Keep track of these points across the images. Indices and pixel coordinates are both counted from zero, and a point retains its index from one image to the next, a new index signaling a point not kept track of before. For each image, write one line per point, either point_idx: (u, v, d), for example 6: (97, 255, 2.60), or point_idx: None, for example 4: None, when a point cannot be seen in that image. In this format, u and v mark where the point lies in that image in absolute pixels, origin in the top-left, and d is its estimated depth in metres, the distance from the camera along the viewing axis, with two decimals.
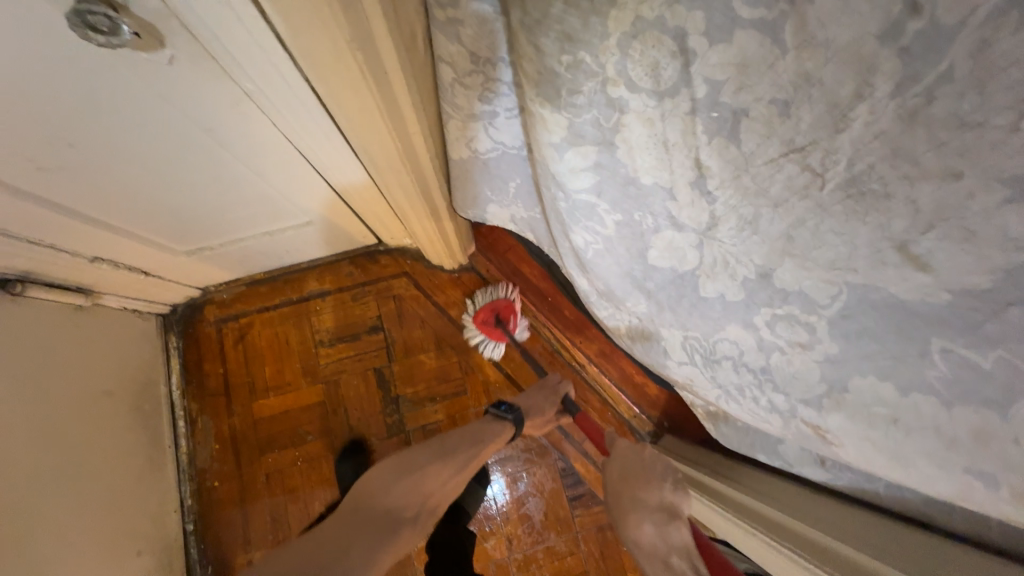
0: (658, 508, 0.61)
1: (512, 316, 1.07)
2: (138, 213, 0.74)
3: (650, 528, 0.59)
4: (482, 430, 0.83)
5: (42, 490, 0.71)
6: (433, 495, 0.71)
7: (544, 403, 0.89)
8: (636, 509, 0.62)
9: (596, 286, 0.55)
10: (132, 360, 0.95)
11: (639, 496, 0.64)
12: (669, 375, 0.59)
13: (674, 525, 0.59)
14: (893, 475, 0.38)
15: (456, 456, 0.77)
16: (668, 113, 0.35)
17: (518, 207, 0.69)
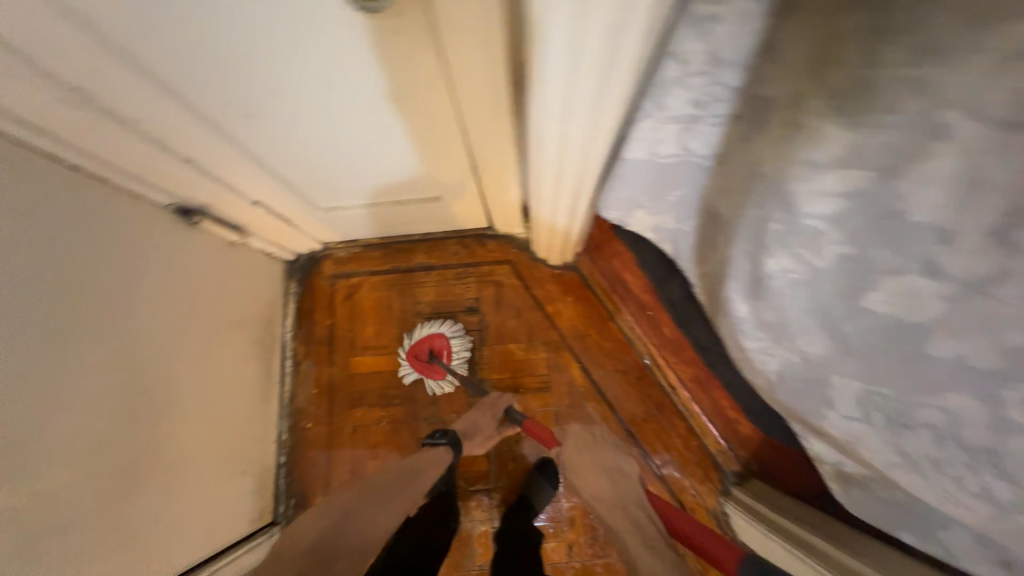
0: (617, 482, 0.81)
1: (446, 352, 1.06)
2: (302, 167, 0.80)
3: (608, 487, 0.81)
4: (416, 471, 0.87)
5: (179, 402, 0.80)
6: (369, 528, 0.72)
7: (480, 420, 0.96)
8: (597, 470, 0.86)
9: (760, 315, 0.52)
10: (261, 297, 1.05)
11: (597, 455, 0.90)
12: (819, 425, 0.55)
13: (630, 489, 0.79)
14: None
15: (391, 494, 0.80)
16: (1016, 147, 0.28)
17: (668, 217, 0.67)
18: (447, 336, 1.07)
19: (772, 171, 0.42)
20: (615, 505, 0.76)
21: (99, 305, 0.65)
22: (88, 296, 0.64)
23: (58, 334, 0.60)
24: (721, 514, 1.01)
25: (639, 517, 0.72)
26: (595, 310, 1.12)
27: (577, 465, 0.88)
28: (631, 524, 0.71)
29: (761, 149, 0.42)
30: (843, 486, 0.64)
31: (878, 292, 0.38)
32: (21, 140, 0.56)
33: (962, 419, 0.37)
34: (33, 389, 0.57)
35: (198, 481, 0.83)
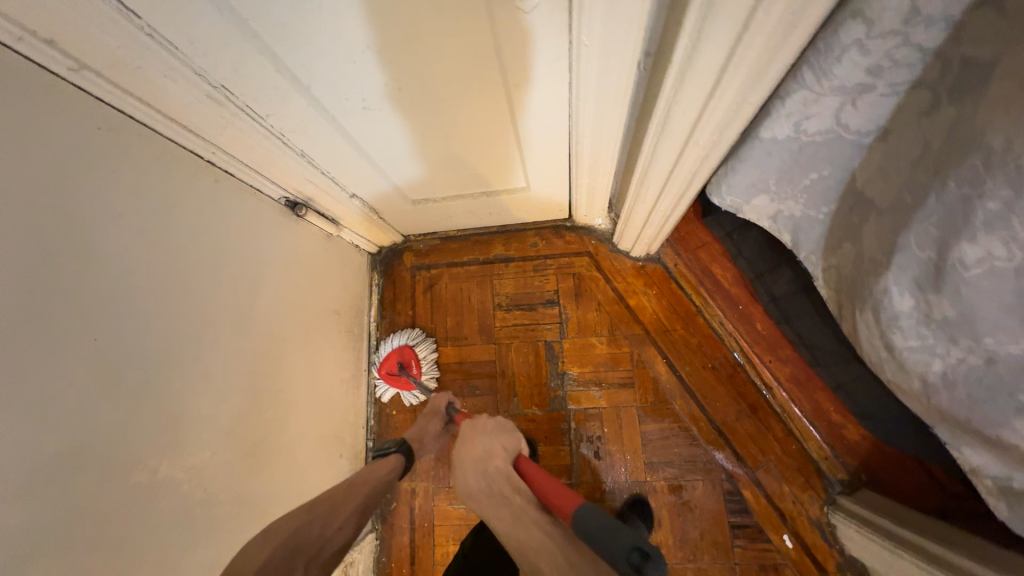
0: (480, 456, 0.73)
1: (416, 363, 1.09)
2: (402, 159, 0.82)
3: (478, 475, 0.71)
4: (368, 478, 0.77)
5: (291, 385, 0.85)
6: (314, 546, 0.62)
7: (426, 426, 0.94)
8: (467, 468, 0.73)
9: (932, 311, 0.46)
10: (352, 287, 1.08)
11: (467, 452, 0.75)
12: (1001, 438, 0.48)
13: (497, 459, 0.72)
14: None
15: (340, 503, 0.70)
16: None
17: (794, 204, 0.61)
18: (413, 346, 1.11)
19: (988, 138, 0.35)
20: (484, 492, 0.68)
21: (229, 294, 0.70)
22: (221, 286, 0.69)
23: (199, 321, 0.65)
24: (826, 525, 0.93)
25: (509, 494, 0.65)
26: (681, 304, 1.08)
27: (461, 459, 0.75)
28: (505, 509, 0.63)
29: (962, 117, 0.38)
30: (1008, 501, 0.57)
31: None
32: (174, 139, 0.61)
33: None
34: (182, 372, 0.62)
35: (307, 461, 0.88)
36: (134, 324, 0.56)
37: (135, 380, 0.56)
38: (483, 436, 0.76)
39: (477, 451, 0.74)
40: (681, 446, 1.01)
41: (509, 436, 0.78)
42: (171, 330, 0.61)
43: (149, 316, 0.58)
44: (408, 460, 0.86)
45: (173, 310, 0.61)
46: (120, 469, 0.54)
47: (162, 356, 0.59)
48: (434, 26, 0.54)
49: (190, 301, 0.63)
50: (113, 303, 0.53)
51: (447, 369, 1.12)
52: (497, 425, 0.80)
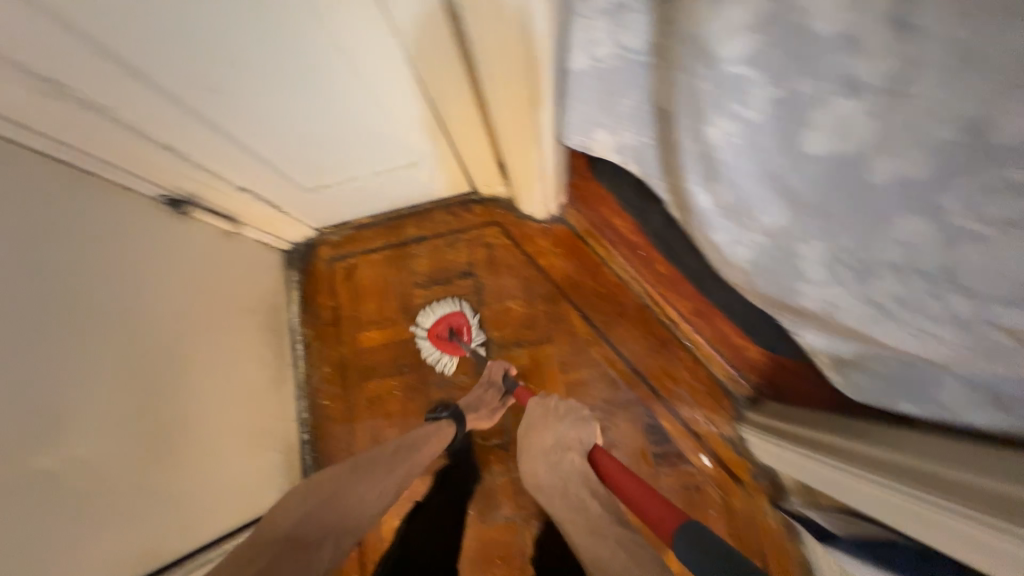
0: (552, 448, 0.79)
1: (467, 330, 1.08)
2: (279, 143, 0.84)
3: (548, 468, 0.78)
4: (410, 443, 0.85)
5: (200, 378, 0.85)
6: (352, 510, 0.72)
7: (483, 396, 0.97)
8: (537, 456, 0.80)
9: (720, 200, 0.52)
10: (264, 285, 1.09)
11: (537, 442, 0.81)
12: (799, 304, 0.54)
13: (570, 453, 0.77)
14: None
15: (381, 466, 0.80)
16: None
17: (628, 134, 0.66)
18: (464, 312, 1.09)
19: (686, 29, 0.41)
20: (554, 488, 0.76)
21: (112, 290, 0.71)
22: (103, 284, 0.70)
23: (76, 316, 0.66)
24: (738, 439, 1.00)
25: (579, 493, 0.72)
26: (588, 258, 1.13)
27: (534, 446, 0.81)
28: (575, 509, 0.71)
29: (670, 19, 0.43)
30: (841, 371, 0.63)
31: (810, 132, 0.38)
32: (14, 138, 0.62)
33: (918, 244, 0.36)
34: (63, 365, 0.63)
35: (230, 453, 0.89)
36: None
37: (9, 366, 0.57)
38: (554, 426, 0.81)
39: (548, 443, 0.80)
40: (602, 390, 1.06)
41: (585, 427, 0.81)
42: (40, 321, 0.61)
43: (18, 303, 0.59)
44: (458, 426, 0.92)
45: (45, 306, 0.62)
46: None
47: (40, 350, 0.60)
48: (262, 12, 0.56)
49: (65, 297, 0.64)
50: None
51: (367, 348, 1.14)
52: (568, 415, 0.83)
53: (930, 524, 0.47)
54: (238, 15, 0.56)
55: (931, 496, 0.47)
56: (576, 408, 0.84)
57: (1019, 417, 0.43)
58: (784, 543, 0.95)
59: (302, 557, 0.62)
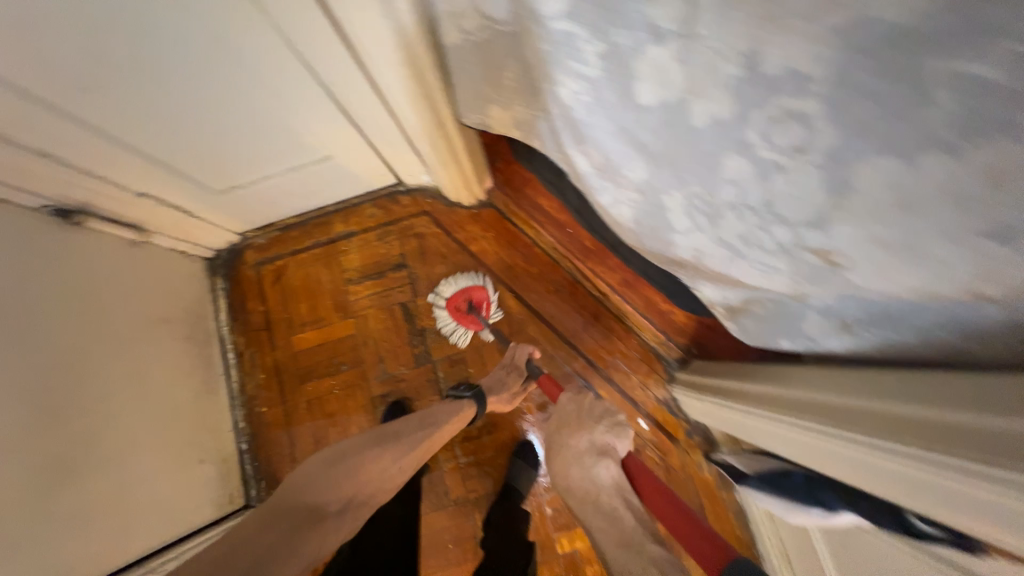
0: (588, 452, 0.70)
1: (486, 304, 1.08)
2: (174, 143, 0.80)
3: (580, 470, 0.68)
4: (432, 417, 0.85)
5: (111, 394, 0.81)
6: (374, 481, 0.73)
7: (505, 378, 0.93)
8: (567, 454, 0.71)
9: (593, 161, 0.54)
10: (183, 294, 1.05)
11: (571, 444, 0.72)
12: (677, 256, 0.57)
13: (605, 461, 0.68)
14: (903, 283, 0.33)
15: (403, 436, 0.79)
16: None
17: (519, 107, 0.66)
18: (487, 287, 1.09)
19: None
20: (585, 494, 0.66)
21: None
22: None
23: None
24: (671, 400, 1.04)
25: (613, 504, 0.63)
26: (518, 239, 1.14)
27: (562, 446, 0.72)
28: (604, 519, 0.62)
29: None
30: (734, 319, 0.67)
31: (640, 83, 0.39)
32: None
33: (742, 181, 0.39)
34: None
35: (153, 471, 0.85)
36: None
37: None
38: (590, 427, 0.73)
39: (584, 446, 0.71)
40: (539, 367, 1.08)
41: (622, 430, 0.72)
42: None
43: None
44: (477, 407, 0.90)
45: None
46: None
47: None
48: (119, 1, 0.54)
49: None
50: None
51: (304, 349, 1.12)
52: (605, 417, 0.75)
53: (841, 458, 0.46)
54: (90, 8, 0.54)
55: (839, 429, 0.46)
56: (613, 410, 0.76)
57: (862, 336, 0.47)
58: (720, 493, 1.00)
59: (309, 532, 0.64)
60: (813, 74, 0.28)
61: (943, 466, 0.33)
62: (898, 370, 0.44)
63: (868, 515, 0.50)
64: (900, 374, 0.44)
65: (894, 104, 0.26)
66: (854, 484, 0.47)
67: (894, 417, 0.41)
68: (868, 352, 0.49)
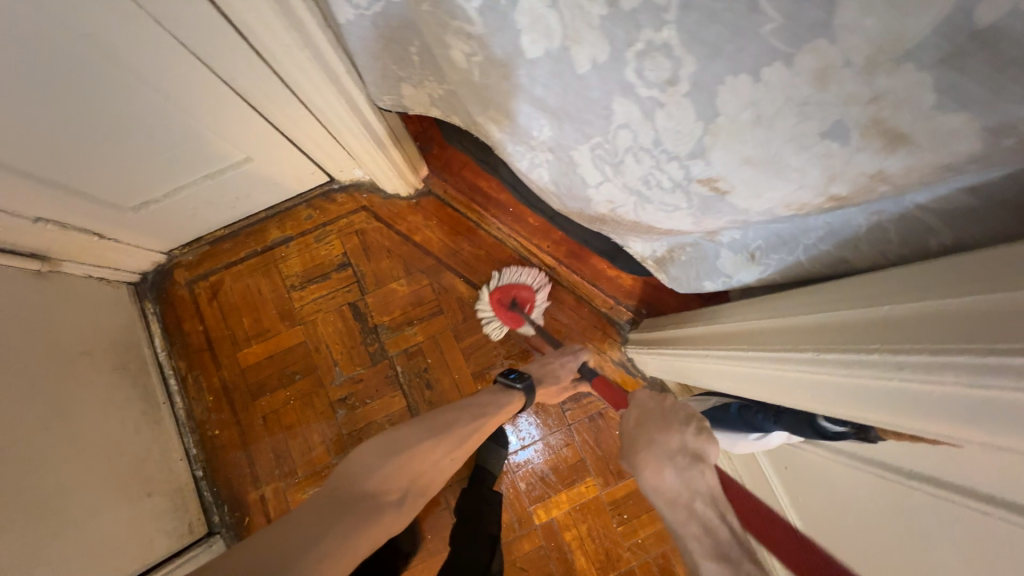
0: (680, 453, 0.58)
1: (530, 303, 1.05)
2: (68, 160, 0.74)
3: (672, 472, 0.56)
4: (486, 409, 0.83)
5: (33, 435, 0.75)
6: (426, 473, 0.73)
7: (557, 369, 0.90)
8: (655, 452, 0.58)
9: (502, 125, 0.54)
10: (107, 323, 0.97)
11: (660, 441, 0.59)
12: (595, 212, 0.58)
13: (699, 468, 0.56)
14: (773, 195, 0.36)
15: (458, 427, 0.78)
16: None
17: (431, 83, 0.67)
18: (536, 288, 1.06)
19: None
20: (676, 499, 0.54)
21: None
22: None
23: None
24: (629, 361, 1.08)
25: (709, 517, 0.52)
26: (461, 224, 1.13)
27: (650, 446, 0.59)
28: (699, 527, 0.52)
29: None
30: (664, 270, 0.69)
31: (524, 36, 0.40)
32: None
33: (632, 123, 0.41)
34: None
35: (88, 514, 0.78)
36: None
37: None
38: (686, 430, 0.59)
39: (675, 444, 0.58)
40: (498, 347, 1.08)
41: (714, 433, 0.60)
42: None
43: None
44: (529, 399, 0.87)
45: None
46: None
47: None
48: None
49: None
50: None
51: (253, 364, 1.07)
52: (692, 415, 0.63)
53: (764, 380, 0.50)
54: None
55: (761, 351, 0.48)
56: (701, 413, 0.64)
57: (765, 263, 0.50)
58: None
59: (372, 521, 0.62)
60: (664, 4, 0.29)
61: (849, 366, 0.36)
62: (800, 288, 0.48)
63: (793, 428, 0.54)
64: (803, 292, 0.47)
65: (732, 21, 0.27)
66: (779, 401, 0.51)
67: (797, 328, 0.44)
68: (774, 277, 0.52)
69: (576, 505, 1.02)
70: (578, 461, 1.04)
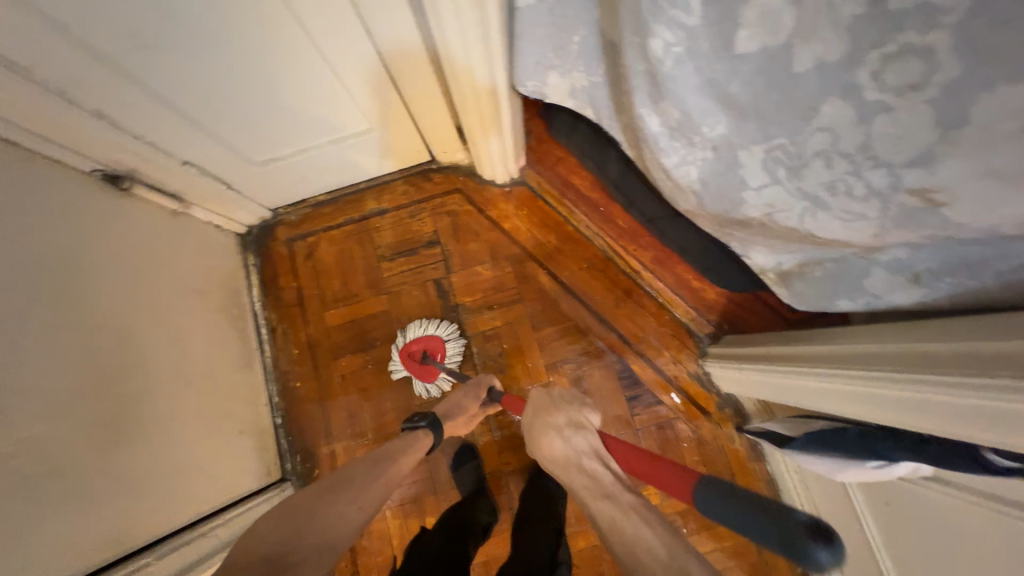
0: (565, 425, 0.66)
1: (440, 355, 1.05)
2: (224, 110, 0.80)
3: (560, 443, 0.64)
4: (390, 452, 0.78)
5: (158, 358, 0.80)
6: (330, 531, 0.65)
7: (464, 401, 0.87)
8: (546, 432, 0.66)
9: (668, 119, 0.55)
10: (219, 267, 1.04)
11: (547, 417, 0.68)
12: (743, 215, 0.58)
13: (580, 433, 0.64)
14: (1007, 213, 0.35)
15: (361, 477, 0.73)
16: None
17: (579, 73, 0.70)
18: (443, 339, 1.06)
19: None
20: (567, 461, 0.63)
21: (31, 260, 0.63)
22: (18, 255, 0.62)
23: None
24: (704, 375, 1.06)
25: (595, 467, 0.60)
26: (550, 218, 1.15)
27: (538, 426, 0.68)
28: (586, 479, 0.60)
29: None
30: (786, 284, 0.68)
31: (742, 30, 0.41)
32: None
33: (837, 127, 0.41)
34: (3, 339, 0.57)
35: (193, 439, 0.82)
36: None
37: None
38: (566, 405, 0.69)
39: (562, 420, 0.66)
40: (573, 343, 1.09)
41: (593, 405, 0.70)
42: None
43: None
44: (437, 434, 0.83)
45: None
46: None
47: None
48: None
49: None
50: None
51: (338, 325, 1.12)
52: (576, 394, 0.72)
53: (918, 405, 0.49)
54: None
55: (923, 374, 0.48)
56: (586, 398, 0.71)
57: (932, 287, 0.49)
58: (751, 464, 1.02)
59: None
60: (947, 5, 0.29)
61: None
62: (979, 317, 0.47)
63: (936, 462, 0.52)
64: (983, 321, 0.46)
65: None
66: (927, 430, 0.49)
67: (981, 354, 0.43)
68: (936, 301, 0.51)
69: None
70: None
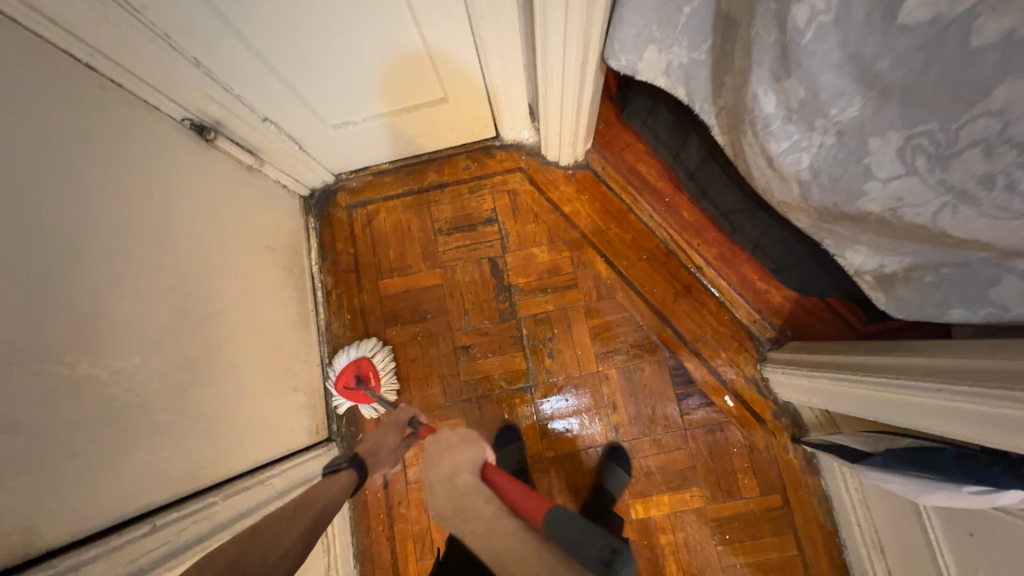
0: (451, 474, 0.60)
1: (371, 375, 1.05)
2: (308, 69, 0.80)
3: (446, 494, 0.58)
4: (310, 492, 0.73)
5: (233, 307, 0.83)
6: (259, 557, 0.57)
7: (386, 437, 0.90)
8: (434, 486, 0.60)
9: (790, 98, 0.52)
10: (285, 226, 1.06)
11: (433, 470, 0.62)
12: (858, 208, 0.54)
13: (464, 475, 0.59)
14: None
15: (287, 516, 0.66)
16: None
17: (681, 50, 0.66)
18: (374, 359, 1.06)
19: None
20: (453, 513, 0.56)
21: (130, 200, 0.65)
22: (121, 189, 0.64)
23: (88, 217, 0.58)
24: (760, 380, 1.02)
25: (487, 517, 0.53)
26: (613, 204, 1.12)
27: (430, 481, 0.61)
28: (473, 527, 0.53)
29: None
30: (885, 289, 0.63)
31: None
32: (55, 41, 0.59)
33: (1010, 113, 0.36)
34: (108, 271, 0.60)
35: (256, 390, 0.85)
36: (11, 202, 0.50)
37: (67, 269, 0.54)
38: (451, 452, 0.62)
39: (445, 467, 0.61)
40: (626, 335, 1.06)
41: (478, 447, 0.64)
42: (89, 231, 0.58)
43: (87, 208, 0.59)
44: (359, 473, 0.83)
45: (54, 196, 0.55)
46: (13, 361, 0.47)
47: (57, 248, 0.54)
48: None
49: (75, 196, 0.57)
50: (46, 199, 0.54)
51: (391, 294, 1.13)
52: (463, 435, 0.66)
53: None
54: None
55: None
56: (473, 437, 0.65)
57: None
58: (804, 478, 0.98)
59: None
60: None
61: None
62: None
63: None
64: None
65: None
66: None
67: None
68: None
69: (677, 509, 1.00)
70: (687, 468, 1.01)
